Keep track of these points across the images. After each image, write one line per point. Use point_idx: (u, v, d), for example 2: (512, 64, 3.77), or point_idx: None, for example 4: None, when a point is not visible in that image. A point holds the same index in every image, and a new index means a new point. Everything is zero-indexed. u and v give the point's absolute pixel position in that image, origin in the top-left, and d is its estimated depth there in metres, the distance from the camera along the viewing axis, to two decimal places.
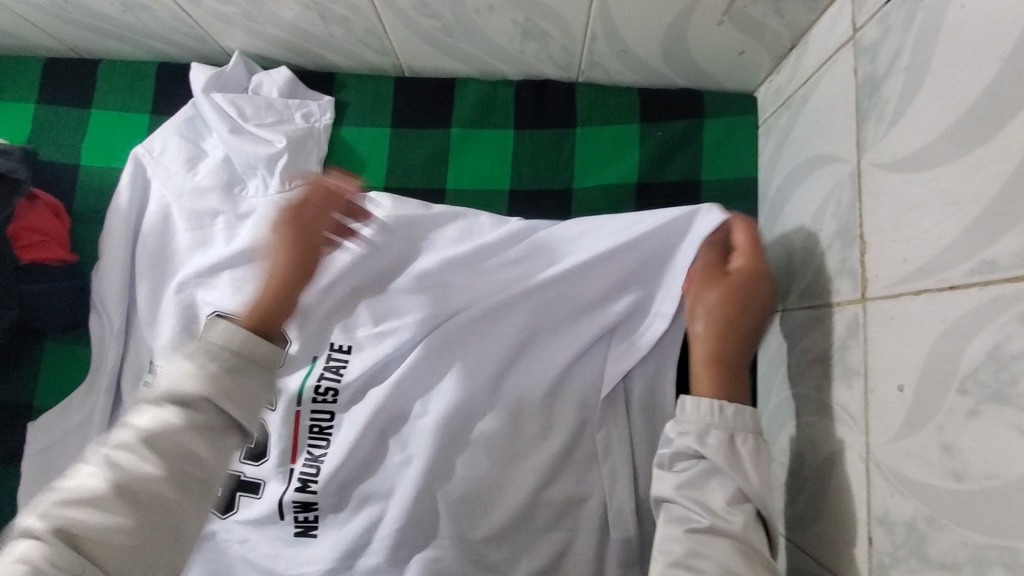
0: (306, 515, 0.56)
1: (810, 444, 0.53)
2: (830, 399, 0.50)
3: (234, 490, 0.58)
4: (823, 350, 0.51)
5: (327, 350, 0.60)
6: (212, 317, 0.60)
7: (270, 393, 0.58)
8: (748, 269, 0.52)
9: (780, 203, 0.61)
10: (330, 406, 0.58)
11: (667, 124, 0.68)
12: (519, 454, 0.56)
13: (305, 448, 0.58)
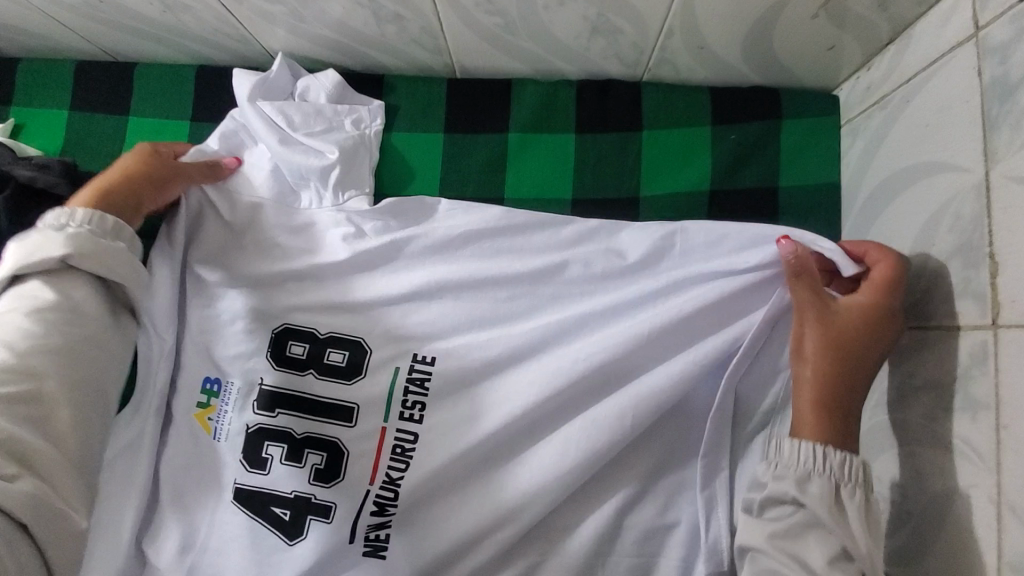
0: (379, 533, 0.54)
1: (913, 475, 0.49)
2: (943, 431, 0.46)
3: (302, 513, 0.54)
4: (936, 377, 0.47)
5: (410, 362, 0.56)
6: (281, 329, 0.58)
7: (346, 410, 0.56)
8: (872, 309, 0.48)
9: (874, 211, 0.57)
10: (415, 427, 0.55)
11: (740, 126, 0.64)
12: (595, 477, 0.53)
13: (384, 468, 0.54)
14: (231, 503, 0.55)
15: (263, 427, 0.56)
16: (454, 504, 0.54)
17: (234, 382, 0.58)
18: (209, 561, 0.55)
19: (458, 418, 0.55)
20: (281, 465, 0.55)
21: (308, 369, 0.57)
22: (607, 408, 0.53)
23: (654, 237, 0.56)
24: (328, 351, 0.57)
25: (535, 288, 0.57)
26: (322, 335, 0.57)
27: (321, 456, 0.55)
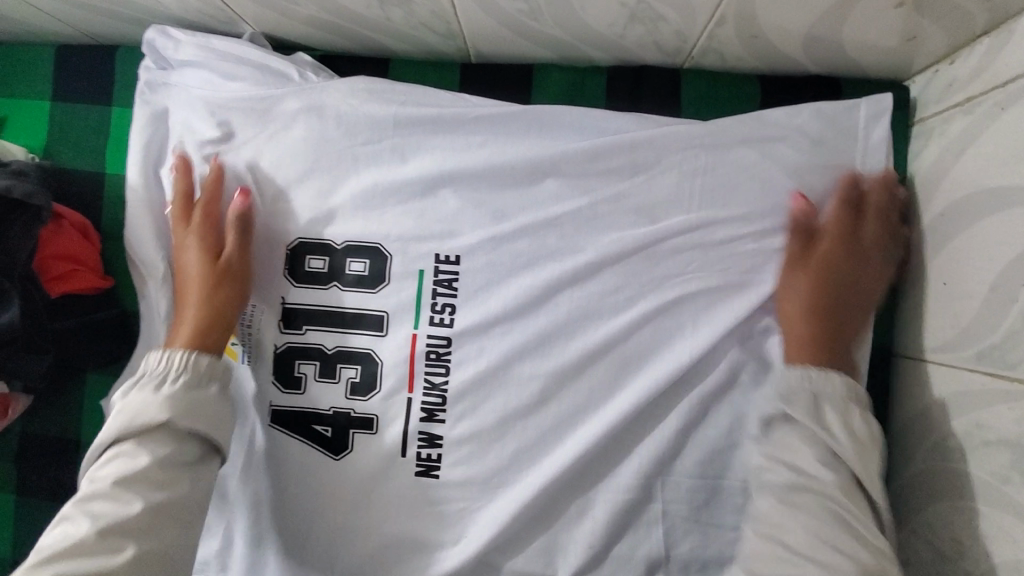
0: (429, 453, 0.60)
1: (957, 521, 0.47)
2: (1020, 498, 0.41)
3: (343, 429, 0.61)
4: (1015, 437, 0.41)
5: (435, 263, 0.60)
6: (294, 245, 0.61)
7: (374, 319, 0.61)
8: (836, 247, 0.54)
9: (945, 230, 0.50)
10: (446, 330, 0.60)
11: (792, 116, 0.57)
12: (596, 403, 0.59)
13: (423, 374, 0.60)
14: (270, 427, 0.62)
15: (290, 346, 0.62)
16: (491, 424, 0.60)
17: (253, 306, 0.62)
18: (266, 542, 0.62)
19: (490, 321, 0.60)
20: (315, 381, 0.62)
21: (331, 281, 0.61)
22: (583, 341, 0.59)
23: (682, 139, 0.57)
24: (348, 261, 0.61)
25: (561, 197, 0.59)
26: (338, 247, 0.61)
27: (352, 367, 0.61)
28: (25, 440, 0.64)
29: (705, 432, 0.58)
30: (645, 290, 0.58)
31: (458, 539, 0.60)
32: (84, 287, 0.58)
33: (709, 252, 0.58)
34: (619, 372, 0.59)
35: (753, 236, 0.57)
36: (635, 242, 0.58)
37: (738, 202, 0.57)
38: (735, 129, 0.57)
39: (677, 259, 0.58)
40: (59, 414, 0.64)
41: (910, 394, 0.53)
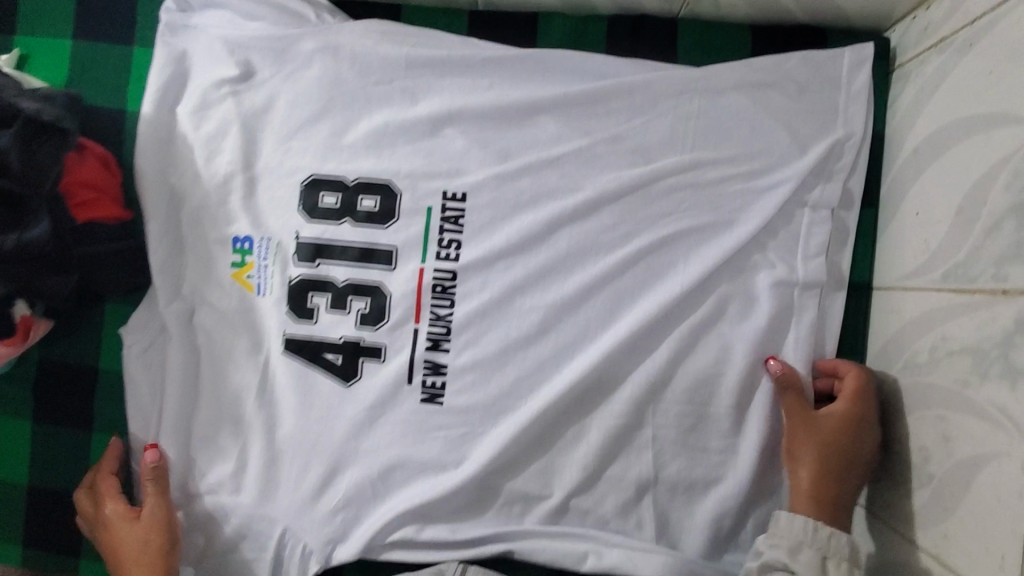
0: (434, 381, 0.63)
1: (924, 431, 0.51)
2: (980, 397, 0.44)
3: (353, 358, 0.64)
4: (977, 343, 0.45)
5: (441, 201, 0.63)
6: (307, 182, 0.64)
7: (383, 254, 0.64)
8: (850, 415, 0.57)
9: (919, 167, 0.54)
10: (451, 264, 0.63)
11: (779, 62, 0.61)
12: (592, 333, 0.62)
13: (429, 306, 0.64)
14: (281, 355, 0.64)
15: (304, 278, 0.64)
16: (492, 354, 0.63)
17: (269, 239, 0.64)
18: (275, 465, 0.64)
19: (493, 256, 0.63)
20: (327, 312, 0.65)
21: (343, 217, 0.64)
22: (581, 276, 0.62)
23: (677, 82, 0.61)
24: (360, 198, 0.64)
25: (563, 138, 0.63)
26: (351, 185, 0.64)
27: (362, 300, 0.64)
28: (43, 367, 0.66)
29: (695, 362, 0.62)
30: (641, 226, 0.62)
31: (459, 461, 0.63)
32: (106, 216, 0.61)
33: (702, 191, 0.61)
34: (615, 305, 0.62)
35: (743, 175, 0.61)
36: (631, 181, 0.61)
37: (729, 143, 0.61)
38: (727, 74, 0.61)
39: (672, 197, 0.61)
40: (76, 342, 0.66)
41: (884, 322, 0.57)
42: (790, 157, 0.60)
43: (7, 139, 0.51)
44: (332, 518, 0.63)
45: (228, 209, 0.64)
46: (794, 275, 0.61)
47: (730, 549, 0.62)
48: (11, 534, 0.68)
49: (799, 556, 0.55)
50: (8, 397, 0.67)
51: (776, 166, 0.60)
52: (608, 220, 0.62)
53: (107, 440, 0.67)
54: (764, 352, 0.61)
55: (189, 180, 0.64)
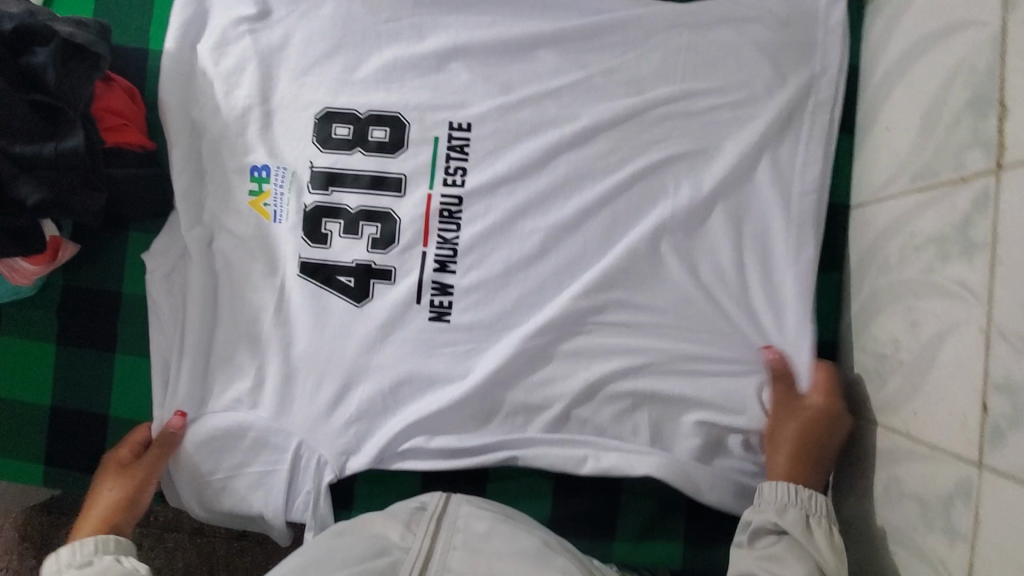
0: (441, 300, 0.67)
1: (893, 323, 0.55)
2: (942, 277, 0.49)
3: (365, 279, 0.68)
4: (938, 230, 0.50)
5: (448, 130, 0.67)
6: (322, 114, 0.68)
7: (394, 181, 0.68)
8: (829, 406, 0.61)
9: (889, 85, 0.58)
10: (457, 191, 0.67)
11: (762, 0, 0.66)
12: (589, 252, 0.67)
13: (436, 231, 0.67)
14: (297, 277, 0.68)
15: (319, 206, 0.68)
16: (496, 275, 0.67)
17: (286, 168, 0.68)
18: (289, 381, 0.67)
19: (496, 182, 0.67)
20: (340, 237, 0.68)
21: (355, 146, 0.68)
22: (578, 196, 0.66)
23: (667, 18, 0.66)
24: (371, 129, 0.68)
25: (562, 70, 0.67)
26: (363, 116, 0.68)
27: (373, 226, 0.68)
28: (68, 291, 0.70)
29: (687, 277, 0.65)
30: (634, 153, 0.66)
31: (463, 371, 0.67)
32: (132, 142, 0.65)
33: (693, 116, 0.66)
34: (611, 225, 0.66)
35: (730, 103, 0.65)
36: (624, 111, 0.66)
37: (716, 74, 0.66)
38: (713, 11, 0.66)
39: (663, 125, 0.66)
40: (101, 268, 0.70)
41: (861, 234, 0.61)
42: (773, 86, 0.65)
43: (45, 55, 0.55)
44: (345, 430, 0.67)
45: (248, 141, 0.68)
46: (779, 195, 0.65)
47: (721, 455, 0.66)
48: (35, 451, 0.71)
49: (785, 514, 0.58)
50: (35, 319, 0.70)
51: (760, 94, 0.65)
52: (604, 142, 0.66)
53: (131, 360, 0.70)
54: (752, 268, 0.65)
55: (209, 112, 0.69)
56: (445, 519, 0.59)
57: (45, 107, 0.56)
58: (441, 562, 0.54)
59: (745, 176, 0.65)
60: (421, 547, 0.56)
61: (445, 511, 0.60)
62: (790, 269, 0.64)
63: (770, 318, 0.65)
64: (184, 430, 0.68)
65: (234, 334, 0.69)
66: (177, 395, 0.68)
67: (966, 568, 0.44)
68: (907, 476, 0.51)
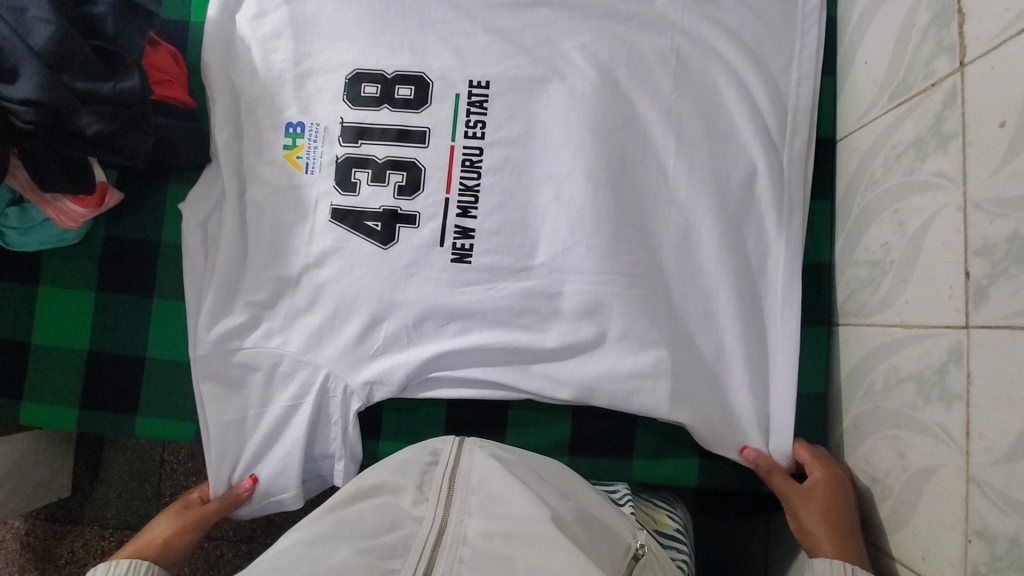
0: (463, 243, 0.69)
1: (883, 229, 0.60)
2: (922, 174, 0.54)
3: (391, 224, 0.70)
4: (916, 134, 0.55)
5: (468, 88, 0.70)
6: (351, 75, 0.71)
7: (418, 135, 0.71)
8: (830, 475, 0.63)
9: (865, 23, 0.65)
10: (478, 142, 0.70)
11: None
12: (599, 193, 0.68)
13: (458, 178, 0.70)
14: (327, 223, 0.71)
15: (349, 157, 0.71)
16: (514, 220, 0.69)
17: (318, 123, 0.72)
18: (320, 323, 0.70)
19: (520, 134, 0.69)
20: (368, 185, 0.71)
21: (382, 103, 0.71)
22: (590, 138, 0.68)
23: None
24: (397, 87, 0.71)
25: (571, 18, 0.70)
26: (389, 76, 0.71)
27: (400, 175, 0.71)
28: (109, 242, 0.75)
29: (688, 212, 0.68)
30: (646, 102, 0.68)
31: (479, 308, 0.69)
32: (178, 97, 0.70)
33: (693, 59, 0.69)
34: (619, 167, 0.67)
35: (728, 50, 0.69)
36: (633, 65, 0.69)
37: (715, 27, 0.69)
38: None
39: (667, 78, 0.68)
40: (140, 221, 0.75)
41: (848, 160, 0.67)
42: (765, 37, 0.69)
43: (105, 7, 0.60)
44: (373, 361, 0.70)
45: (281, 104, 0.73)
46: (775, 136, 0.68)
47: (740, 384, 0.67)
48: (70, 397, 0.74)
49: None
50: (75, 270, 0.75)
51: (753, 41, 0.69)
52: (613, 86, 0.68)
53: (167, 305, 0.74)
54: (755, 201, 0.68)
55: (243, 71, 0.74)
56: (458, 480, 0.53)
57: (104, 53, 0.61)
58: (456, 530, 0.49)
59: (743, 121, 0.68)
60: (436, 515, 0.50)
61: (458, 467, 0.55)
62: (781, 200, 0.68)
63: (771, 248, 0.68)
64: (217, 366, 0.71)
65: (259, 272, 0.71)
66: (210, 332, 0.71)
67: (962, 424, 0.48)
68: (906, 360, 0.55)
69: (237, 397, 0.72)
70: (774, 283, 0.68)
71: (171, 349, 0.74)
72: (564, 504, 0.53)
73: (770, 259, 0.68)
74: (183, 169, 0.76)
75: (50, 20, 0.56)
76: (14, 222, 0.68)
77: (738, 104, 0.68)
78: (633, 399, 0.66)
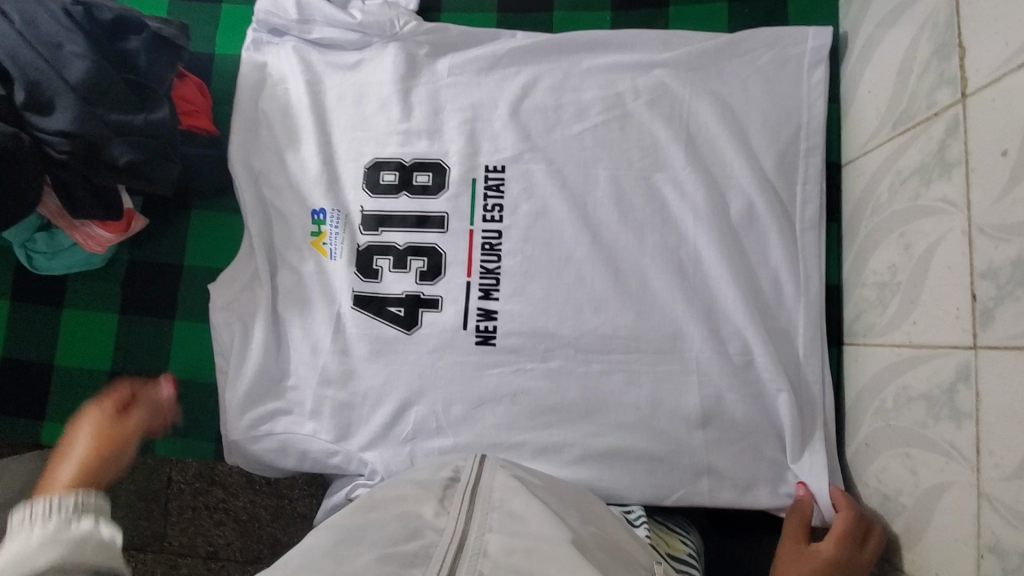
0: (486, 325, 0.72)
1: (890, 252, 0.62)
2: (927, 199, 0.56)
3: (414, 309, 0.73)
4: (920, 161, 0.57)
5: (484, 172, 0.74)
6: (371, 164, 0.74)
7: (437, 219, 0.74)
8: (838, 558, 0.62)
9: (868, 55, 0.68)
10: (496, 225, 0.73)
11: (757, 28, 0.74)
12: (612, 244, 0.72)
13: (479, 261, 0.73)
14: (350, 309, 0.73)
15: (370, 244, 0.74)
16: (538, 299, 0.72)
17: (340, 211, 0.74)
18: (350, 397, 0.72)
19: (539, 178, 0.73)
20: (390, 272, 0.74)
21: (401, 191, 0.74)
22: (604, 190, 0.72)
23: (672, 34, 0.76)
24: (416, 174, 0.74)
25: (586, 78, 0.75)
26: (408, 163, 0.74)
27: (421, 260, 0.73)
28: (132, 266, 0.77)
29: (699, 275, 0.70)
30: (658, 159, 0.72)
31: (508, 383, 0.71)
32: (205, 128, 0.74)
33: (704, 112, 0.72)
34: (634, 224, 0.72)
35: (736, 100, 0.72)
36: (645, 137, 0.73)
37: (726, 86, 0.73)
38: (713, 42, 0.74)
39: (679, 152, 0.72)
40: (161, 244, 0.77)
41: (853, 185, 0.69)
42: (775, 94, 0.72)
43: (138, 43, 0.63)
44: (403, 446, 0.72)
45: (303, 164, 0.75)
46: (786, 201, 0.71)
47: (751, 407, 0.69)
48: None
49: None
50: (97, 293, 0.76)
51: (762, 96, 0.72)
52: (627, 154, 0.73)
53: (189, 327, 0.76)
54: (763, 225, 0.71)
55: (266, 102, 0.77)
56: (480, 495, 0.54)
57: (137, 86, 0.63)
58: (477, 544, 0.49)
59: (750, 167, 0.71)
60: (457, 526, 0.51)
61: (480, 483, 0.56)
62: (789, 237, 0.70)
63: (782, 289, 0.70)
64: (241, 392, 0.73)
65: (287, 299, 0.75)
66: (242, 357, 0.74)
67: (973, 441, 0.49)
68: (916, 380, 0.57)
69: (257, 418, 0.74)
70: (782, 306, 0.70)
71: (192, 372, 0.76)
72: (585, 527, 0.54)
73: (779, 282, 0.70)
74: (206, 194, 0.78)
75: (84, 55, 0.59)
76: (42, 247, 0.70)
77: (744, 163, 0.71)
78: (650, 451, 0.69)
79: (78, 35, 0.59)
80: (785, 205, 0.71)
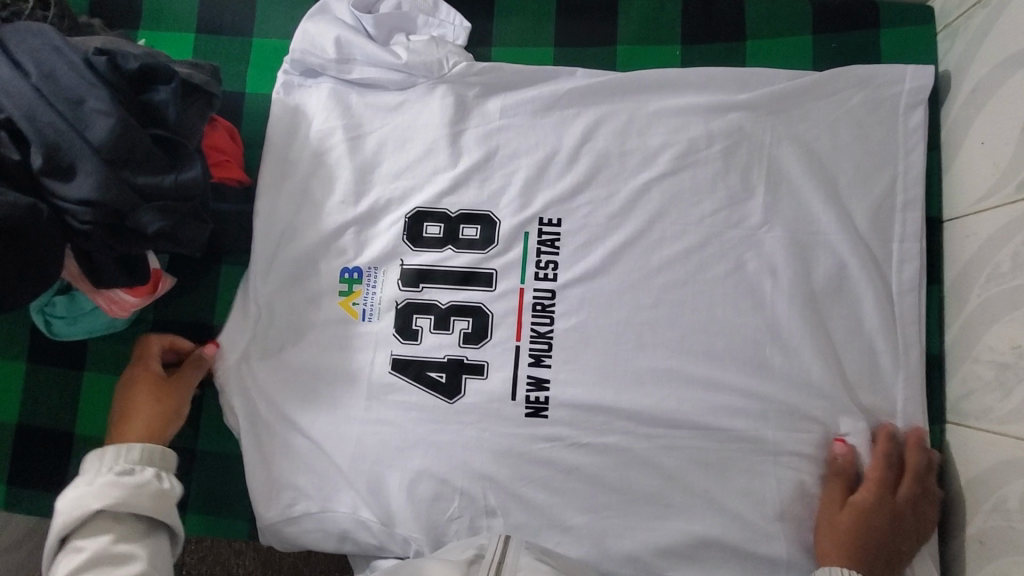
0: (538, 396, 0.64)
1: (1015, 330, 0.54)
2: None
3: (457, 376, 0.66)
4: None
5: (538, 226, 0.66)
6: (412, 215, 0.68)
7: (485, 275, 0.66)
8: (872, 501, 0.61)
9: (978, 103, 0.61)
10: (550, 284, 0.65)
11: (845, 68, 0.67)
12: (685, 307, 0.64)
13: (530, 324, 0.65)
14: (386, 374, 0.66)
15: (410, 302, 0.67)
16: (595, 365, 0.64)
17: (376, 267, 0.68)
18: (384, 472, 0.65)
19: (603, 232, 0.66)
20: (429, 333, 0.67)
21: (445, 244, 0.67)
22: (678, 245, 0.65)
23: (750, 74, 0.69)
24: (462, 226, 0.67)
25: (654, 122, 0.67)
26: (454, 215, 0.67)
27: (465, 320, 0.66)
28: (158, 325, 0.71)
29: (779, 343, 0.63)
30: (737, 213, 0.65)
31: (563, 459, 0.64)
32: (236, 177, 0.68)
33: (789, 161, 0.65)
34: (711, 285, 0.64)
35: (824, 148, 0.65)
36: (719, 188, 0.65)
37: (810, 131, 0.66)
38: (795, 83, 0.66)
39: (761, 206, 0.64)
40: (189, 302, 0.72)
41: (961, 247, 0.62)
42: (866, 141, 0.65)
43: (166, 92, 0.57)
44: (448, 528, 0.65)
45: (343, 217, 0.69)
46: (880, 259, 0.64)
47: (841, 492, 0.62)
48: None
49: None
50: (120, 354, 0.71)
51: (852, 144, 0.65)
52: (698, 207, 0.65)
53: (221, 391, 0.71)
54: (854, 288, 0.63)
55: (302, 147, 0.70)
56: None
57: (166, 142, 0.57)
58: None
59: (839, 223, 0.64)
60: None
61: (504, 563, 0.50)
62: (883, 301, 0.63)
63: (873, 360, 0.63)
64: (280, 466, 0.68)
65: (321, 365, 0.68)
66: (278, 428, 0.68)
67: None
68: None
69: (288, 493, 0.67)
70: (876, 379, 0.63)
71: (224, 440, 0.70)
72: None
73: (873, 353, 0.63)
74: (237, 247, 0.72)
75: (109, 112, 0.52)
76: (62, 311, 0.65)
77: (835, 219, 0.64)
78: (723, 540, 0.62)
79: (99, 87, 0.53)
80: (880, 267, 0.64)
